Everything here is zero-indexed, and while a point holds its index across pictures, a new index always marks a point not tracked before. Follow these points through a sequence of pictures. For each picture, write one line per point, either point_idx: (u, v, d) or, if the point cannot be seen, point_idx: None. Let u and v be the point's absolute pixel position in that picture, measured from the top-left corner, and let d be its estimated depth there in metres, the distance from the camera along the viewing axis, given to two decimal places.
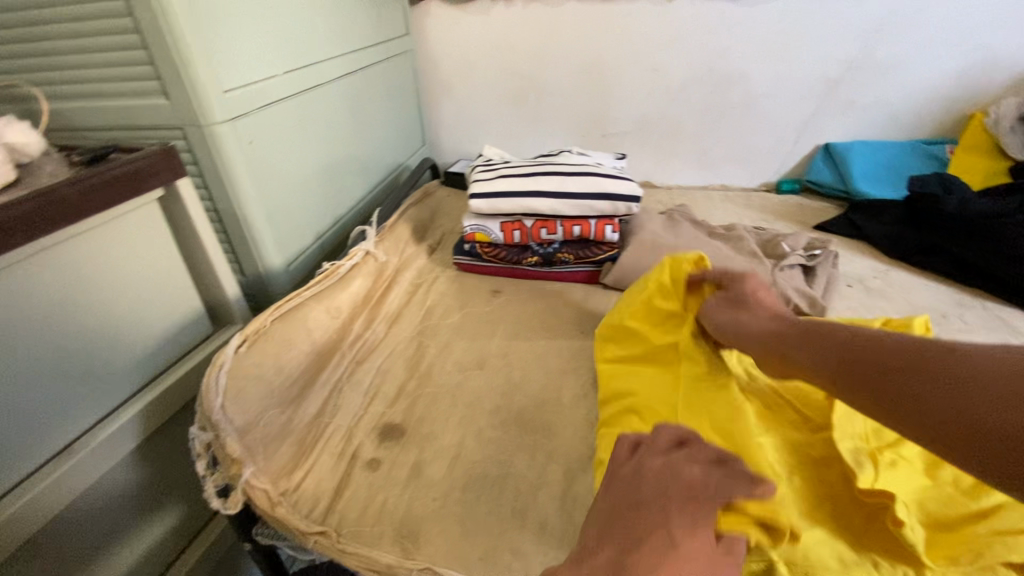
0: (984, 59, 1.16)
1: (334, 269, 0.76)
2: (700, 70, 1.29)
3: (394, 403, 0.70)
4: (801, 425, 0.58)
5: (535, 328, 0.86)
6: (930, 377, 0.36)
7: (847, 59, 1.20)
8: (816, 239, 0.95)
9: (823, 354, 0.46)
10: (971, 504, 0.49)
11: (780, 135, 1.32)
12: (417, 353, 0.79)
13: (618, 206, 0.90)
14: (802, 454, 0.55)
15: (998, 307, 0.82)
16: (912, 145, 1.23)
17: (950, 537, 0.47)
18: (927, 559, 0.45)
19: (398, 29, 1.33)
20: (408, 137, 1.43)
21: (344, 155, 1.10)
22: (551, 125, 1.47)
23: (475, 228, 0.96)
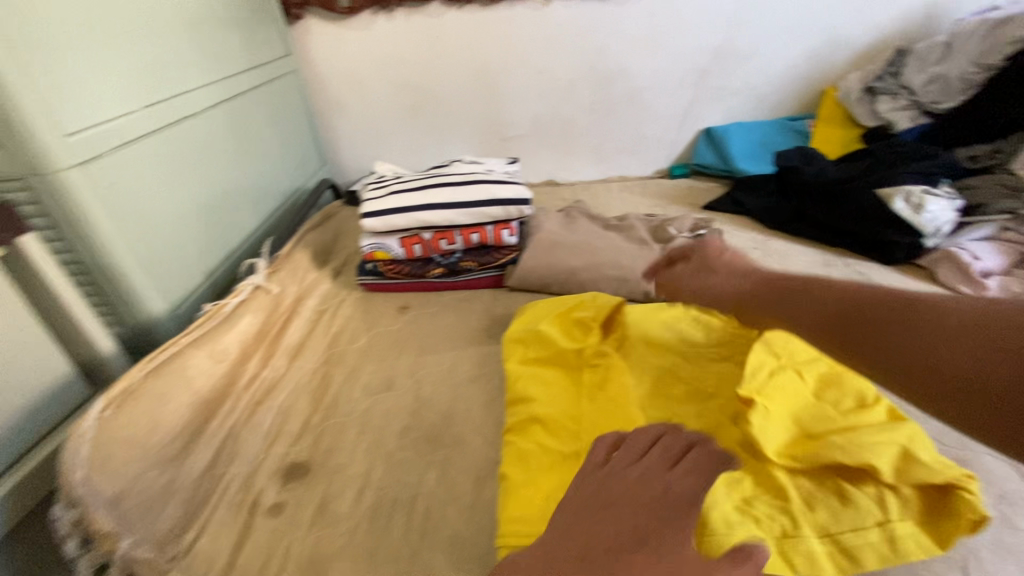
0: (827, 40, 1.28)
1: (217, 309, 0.73)
2: (584, 69, 1.33)
3: (298, 440, 0.67)
4: (690, 403, 0.63)
5: (444, 340, 0.85)
6: (912, 329, 0.47)
7: (712, 49, 1.29)
8: (700, 220, 1.01)
9: (809, 318, 0.57)
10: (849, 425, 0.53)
11: (664, 124, 1.40)
12: (322, 384, 0.76)
13: (510, 210, 0.92)
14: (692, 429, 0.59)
15: (859, 262, 0.91)
16: (779, 123, 1.35)
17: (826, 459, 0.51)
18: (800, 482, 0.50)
19: (278, 49, 1.28)
20: (304, 159, 1.38)
21: (229, 185, 1.04)
22: (450, 134, 1.47)
23: (373, 247, 0.94)
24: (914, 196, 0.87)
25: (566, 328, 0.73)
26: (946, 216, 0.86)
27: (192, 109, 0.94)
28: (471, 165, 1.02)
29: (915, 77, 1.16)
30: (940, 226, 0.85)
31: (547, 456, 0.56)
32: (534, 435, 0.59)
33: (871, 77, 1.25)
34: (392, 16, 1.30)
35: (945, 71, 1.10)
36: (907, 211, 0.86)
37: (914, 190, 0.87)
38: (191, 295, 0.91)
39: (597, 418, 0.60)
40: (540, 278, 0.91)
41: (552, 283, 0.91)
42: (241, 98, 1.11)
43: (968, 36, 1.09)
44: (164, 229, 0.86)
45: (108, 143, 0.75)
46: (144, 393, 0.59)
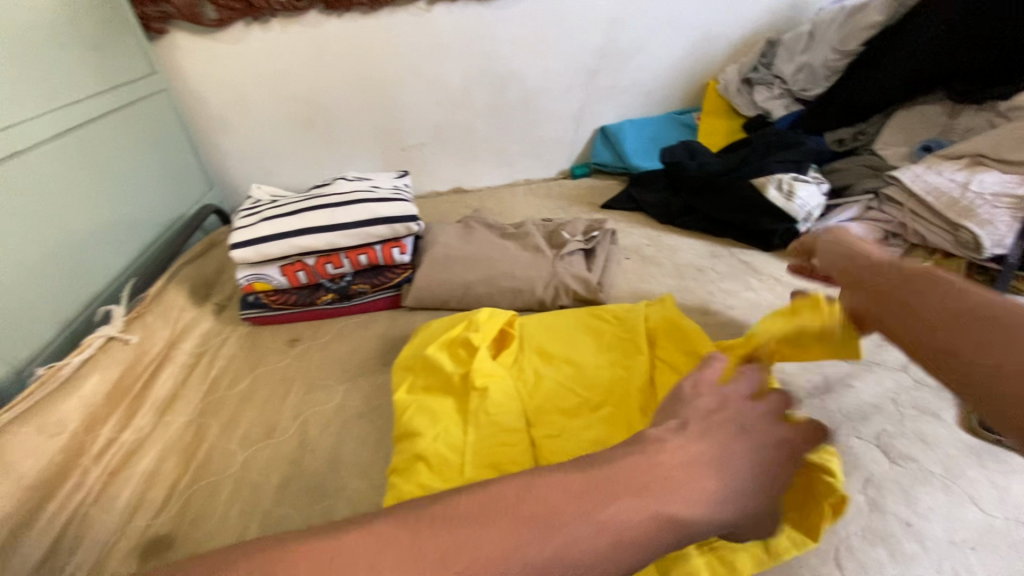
0: (706, 36, 1.33)
1: (54, 372, 0.64)
2: (475, 74, 1.31)
3: (162, 510, 0.60)
4: (580, 417, 0.62)
5: (335, 373, 0.80)
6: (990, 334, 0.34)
7: (599, 49, 1.30)
8: (594, 221, 1.02)
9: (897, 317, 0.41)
10: None
11: (562, 125, 1.41)
12: (195, 439, 0.69)
13: (397, 228, 0.88)
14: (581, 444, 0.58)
15: (743, 251, 0.94)
16: (669, 117, 1.39)
17: None
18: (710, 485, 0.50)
19: (140, 67, 1.16)
20: (185, 184, 1.27)
21: (86, 223, 0.93)
22: (345, 148, 1.40)
23: (252, 278, 0.87)
24: (784, 184, 0.90)
25: (454, 351, 0.71)
26: (815, 201, 0.90)
27: (24, 143, 0.83)
28: (356, 181, 0.97)
29: (787, 66, 1.23)
30: (810, 211, 0.89)
31: (428, 494, 0.53)
32: (417, 472, 0.56)
33: (748, 68, 1.30)
34: (266, 27, 1.22)
35: (811, 59, 1.17)
36: (780, 199, 0.90)
37: (785, 178, 0.91)
38: (43, 352, 0.81)
39: (480, 444, 0.58)
40: (435, 295, 0.88)
41: (448, 299, 0.88)
42: (95, 124, 1.00)
43: (828, 23, 1.14)
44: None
45: None
46: None
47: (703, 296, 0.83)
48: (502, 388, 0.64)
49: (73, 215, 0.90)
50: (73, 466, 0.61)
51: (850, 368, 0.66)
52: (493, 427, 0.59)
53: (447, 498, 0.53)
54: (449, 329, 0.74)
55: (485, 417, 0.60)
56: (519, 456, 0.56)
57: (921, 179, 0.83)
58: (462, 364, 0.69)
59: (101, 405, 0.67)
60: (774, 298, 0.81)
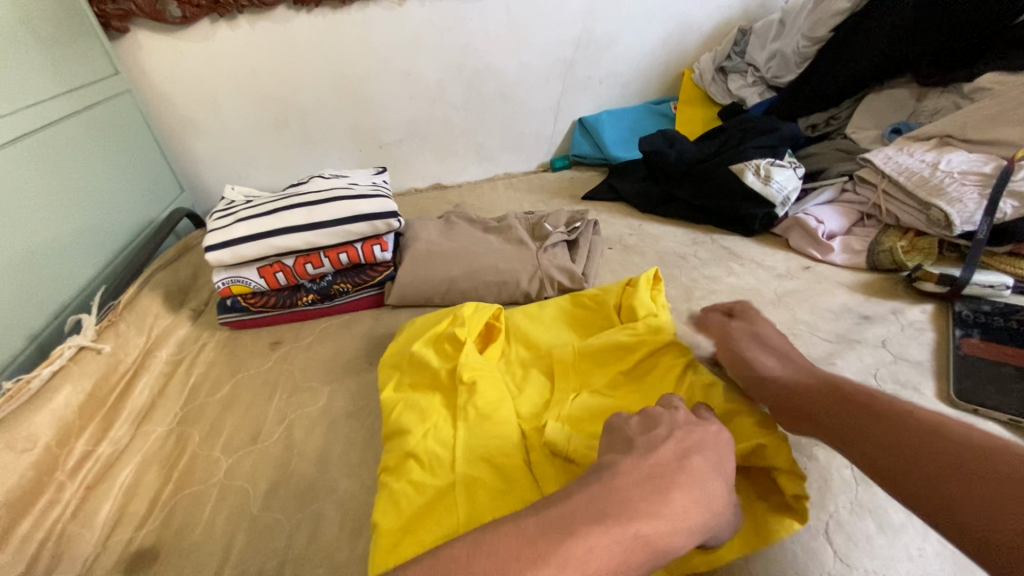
0: (680, 25, 1.33)
1: (22, 385, 0.62)
2: (451, 68, 1.30)
3: (145, 521, 0.58)
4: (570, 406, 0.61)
5: (319, 374, 0.78)
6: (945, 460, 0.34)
7: (574, 41, 1.30)
8: (577, 212, 1.02)
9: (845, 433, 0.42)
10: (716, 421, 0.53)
11: (540, 118, 1.40)
12: (176, 448, 0.67)
13: (377, 224, 0.86)
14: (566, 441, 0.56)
15: (724, 237, 0.95)
16: (646, 107, 1.40)
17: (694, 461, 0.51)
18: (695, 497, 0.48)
19: (103, 67, 1.12)
20: (155, 188, 1.22)
21: (51, 230, 0.89)
22: (321, 146, 1.38)
23: (229, 281, 0.84)
24: (762, 169, 0.91)
25: (439, 346, 0.70)
26: (793, 185, 0.91)
27: None
28: (333, 179, 0.95)
29: (759, 54, 1.25)
30: (787, 195, 0.91)
31: (421, 492, 0.53)
32: (410, 470, 0.55)
33: (721, 57, 1.32)
34: (234, 24, 1.18)
35: (782, 47, 1.18)
36: (758, 183, 0.91)
37: (762, 163, 0.92)
38: (10, 365, 0.77)
39: (471, 439, 0.57)
40: (419, 292, 0.87)
41: (433, 295, 0.87)
42: (56, 127, 0.96)
43: (797, 11, 1.16)
44: None
45: None
46: None
47: (687, 283, 0.84)
48: (489, 382, 0.63)
49: (37, 223, 0.87)
50: (47, 482, 0.58)
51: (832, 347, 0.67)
52: (482, 421, 0.59)
53: (441, 494, 0.53)
54: (435, 326, 0.73)
55: (474, 411, 0.60)
56: (510, 448, 0.56)
57: (894, 160, 0.85)
58: (449, 360, 0.68)
59: (74, 418, 0.65)
60: (756, 282, 0.82)
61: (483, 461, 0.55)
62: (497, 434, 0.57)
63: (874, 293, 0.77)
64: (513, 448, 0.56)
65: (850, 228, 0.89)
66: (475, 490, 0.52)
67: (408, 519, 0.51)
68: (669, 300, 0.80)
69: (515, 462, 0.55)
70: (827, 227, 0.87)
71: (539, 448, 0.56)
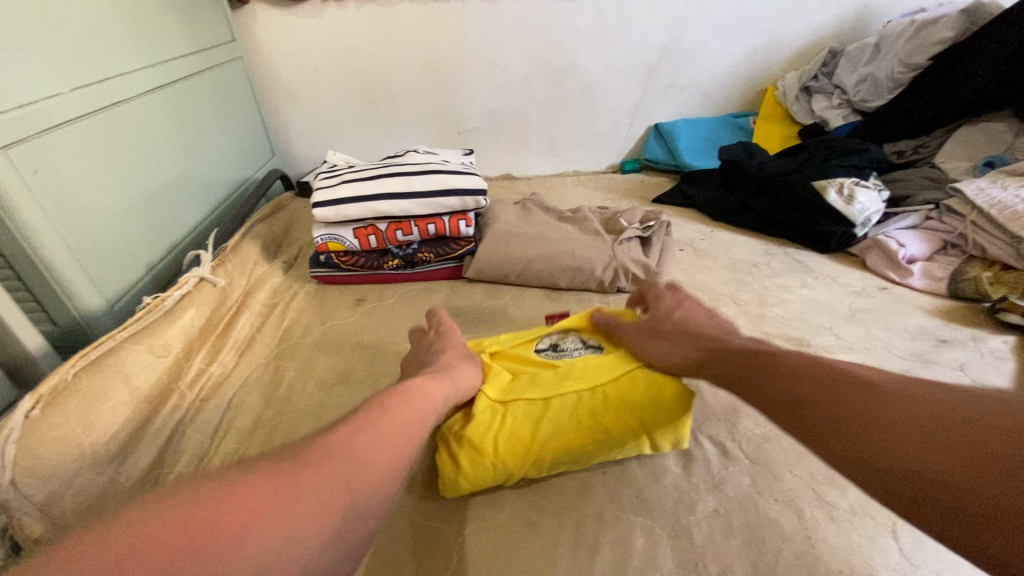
0: (769, 41, 1.35)
1: (157, 302, 0.70)
2: (538, 62, 1.34)
3: (249, 436, 0.64)
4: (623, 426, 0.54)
5: (401, 332, 0.83)
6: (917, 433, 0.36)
7: (662, 47, 1.33)
8: (650, 212, 1.05)
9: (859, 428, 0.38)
10: (594, 393, 0.55)
11: (617, 119, 1.44)
12: (274, 378, 0.74)
13: (467, 201, 0.91)
14: (584, 404, 0.54)
15: (798, 253, 0.97)
16: (725, 119, 1.42)
17: (572, 382, 0.56)
18: (570, 367, 0.59)
19: (221, 33, 1.17)
20: (253, 147, 1.29)
21: (170, 174, 0.96)
22: (404, 127, 1.42)
23: (327, 238, 0.91)
24: (845, 188, 0.93)
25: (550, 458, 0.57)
26: (874, 207, 0.92)
27: (128, 93, 0.86)
28: (426, 155, 1.01)
29: (848, 77, 1.25)
30: (869, 216, 0.92)
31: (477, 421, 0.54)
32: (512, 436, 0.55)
33: (807, 76, 1.33)
34: (343, 4, 1.23)
35: (875, 71, 1.18)
36: (840, 203, 0.92)
37: (847, 182, 0.94)
38: (130, 291, 0.84)
39: (544, 437, 0.53)
40: (497, 269, 0.91)
41: (509, 273, 0.91)
42: (185, 82, 1.03)
43: (896, 36, 1.16)
44: (102, 224, 0.79)
45: (30, 127, 0.67)
46: (74, 391, 0.54)
47: (759, 290, 0.87)
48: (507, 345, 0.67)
49: (163, 168, 0.94)
50: (171, 389, 0.66)
51: (906, 364, 0.69)
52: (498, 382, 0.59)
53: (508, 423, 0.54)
54: None
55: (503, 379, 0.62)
56: (555, 381, 0.57)
57: (985, 193, 0.85)
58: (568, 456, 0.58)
59: (195, 337, 0.73)
60: (831, 297, 0.84)
61: (524, 429, 0.53)
62: (552, 417, 0.54)
63: (953, 320, 0.78)
64: (550, 376, 0.58)
65: (931, 255, 0.90)
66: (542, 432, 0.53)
67: (464, 448, 0.52)
68: (741, 304, 0.83)
69: (603, 427, 0.53)
70: (907, 251, 0.88)
71: (587, 403, 0.54)
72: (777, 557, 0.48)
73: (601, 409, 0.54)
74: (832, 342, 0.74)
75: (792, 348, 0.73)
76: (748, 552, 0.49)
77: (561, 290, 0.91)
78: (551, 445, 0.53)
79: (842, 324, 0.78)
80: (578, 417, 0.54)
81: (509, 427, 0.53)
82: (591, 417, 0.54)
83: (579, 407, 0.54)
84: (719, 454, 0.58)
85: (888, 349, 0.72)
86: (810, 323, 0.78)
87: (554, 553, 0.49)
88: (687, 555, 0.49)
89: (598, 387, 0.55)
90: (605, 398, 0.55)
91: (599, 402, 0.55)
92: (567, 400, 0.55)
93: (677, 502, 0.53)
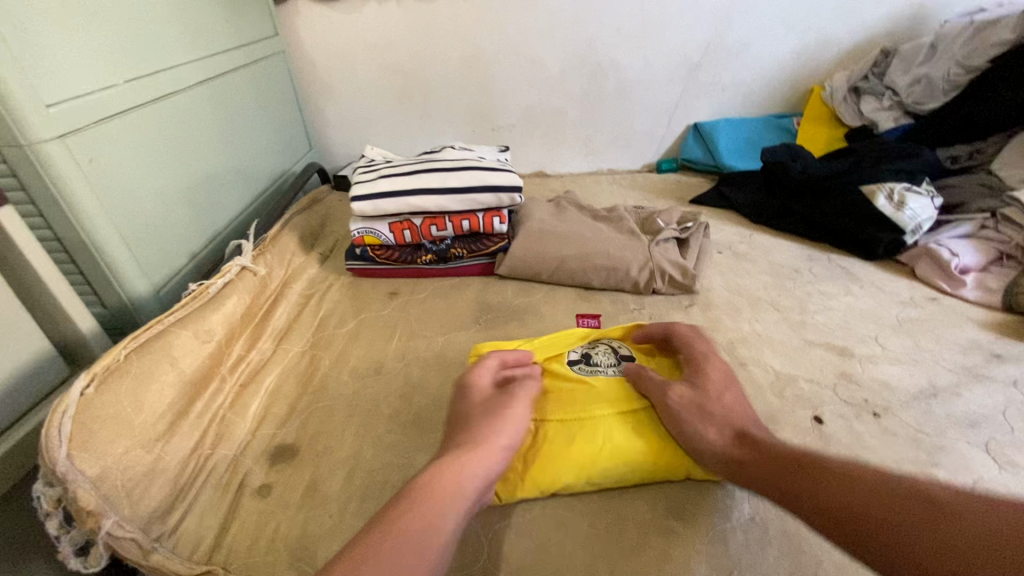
0: (816, 40, 1.31)
1: (202, 289, 0.72)
2: (576, 59, 1.33)
3: (285, 423, 0.66)
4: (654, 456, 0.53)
5: (434, 326, 0.84)
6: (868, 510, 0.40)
7: (703, 45, 1.31)
8: (688, 213, 1.03)
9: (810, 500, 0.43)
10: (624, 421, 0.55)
11: (655, 118, 1.42)
12: (310, 367, 0.75)
13: (502, 197, 0.91)
14: (617, 431, 0.54)
15: (841, 259, 0.94)
16: (767, 120, 1.38)
17: (602, 406, 0.56)
18: (603, 389, 0.58)
19: (265, 29, 1.20)
20: (293, 140, 1.31)
21: (214, 164, 0.98)
22: (439, 122, 1.43)
23: (364, 231, 0.93)
24: (896, 193, 0.90)
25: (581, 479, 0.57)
26: (926, 214, 0.89)
27: (178, 85, 0.89)
28: (463, 151, 1.02)
29: (901, 78, 1.20)
30: (920, 223, 0.89)
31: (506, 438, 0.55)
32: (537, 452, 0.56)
33: (857, 77, 1.29)
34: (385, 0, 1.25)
35: (930, 72, 1.13)
36: (890, 209, 0.90)
37: (898, 187, 0.90)
38: (174, 277, 0.87)
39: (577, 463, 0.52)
40: (530, 267, 0.91)
41: (542, 271, 0.91)
42: (230, 75, 1.05)
43: (954, 37, 1.11)
44: (150, 211, 0.82)
45: (88, 117, 0.70)
46: (126, 371, 0.56)
47: (800, 296, 0.84)
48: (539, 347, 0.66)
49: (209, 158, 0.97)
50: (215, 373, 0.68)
51: (956, 378, 0.67)
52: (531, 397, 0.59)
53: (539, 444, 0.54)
54: None
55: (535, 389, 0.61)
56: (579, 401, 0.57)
57: None
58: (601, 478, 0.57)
59: (237, 324, 0.75)
60: (876, 307, 0.81)
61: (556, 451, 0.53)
62: (584, 441, 0.53)
63: (1007, 333, 0.74)
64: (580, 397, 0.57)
65: (986, 266, 0.86)
66: (569, 455, 0.52)
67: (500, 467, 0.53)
68: (781, 310, 0.81)
69: (614, 459, 0.53)
70: (961, 261, 0.84)
71: (618, 433, 0.54)
72: (817, 570, 0.47)
73: (635, 440, 0.54)
74: (876, 352, 0.72)
75: (834, 358, 0.71)
76: (786, 563, 0.48)
77: (595, 290, 0.90)
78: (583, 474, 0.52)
79: (888, 333, 0.76)
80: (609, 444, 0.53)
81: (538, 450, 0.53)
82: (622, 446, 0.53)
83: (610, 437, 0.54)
84: None
85: (937, 362, 0.70)
86: (854, 333, 0.76)
87: (590, 550, 0.49)
88: (723, 563, 0.48)
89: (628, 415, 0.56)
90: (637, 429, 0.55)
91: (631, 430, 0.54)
92: (597, 427, 0.54)
93: (714, 509, 0.52)
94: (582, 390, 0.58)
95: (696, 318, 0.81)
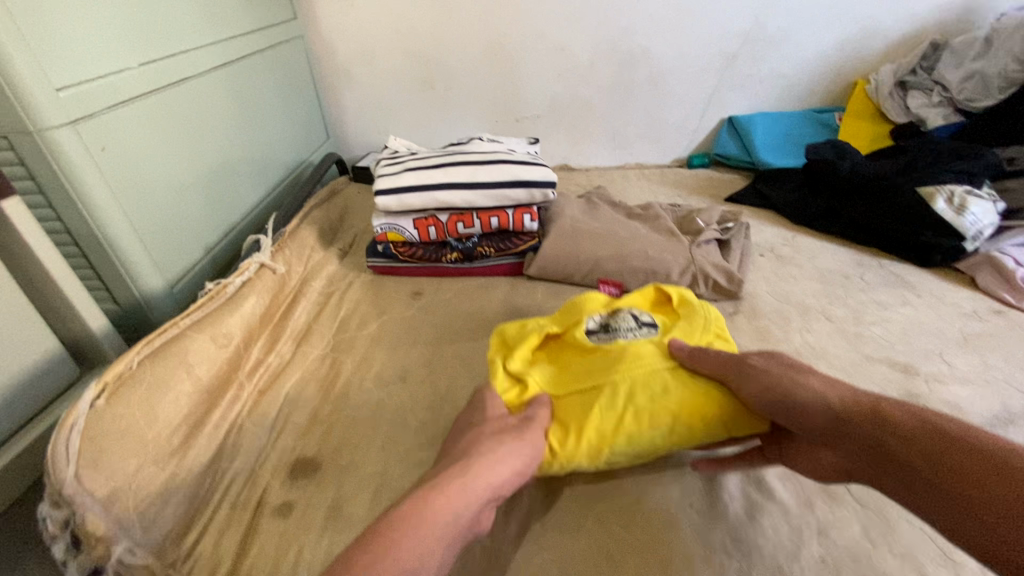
0: (862, 30, 1.24)
1: (219, 289, 0.68)
2: (607, 47, 1.27)
3: (306, 433, 0.62)
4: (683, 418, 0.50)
5: (462, 330, 0.79)
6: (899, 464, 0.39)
7: (742, 34, 1.24)
8: (727, 213, 0.98)
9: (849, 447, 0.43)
10: (645, 373, 0.53)
11: (687, 110, 1.36)
12: (331, 372, 0.71)
13: (534, 193, 0.86)
14: (639, 392, 0.52)
15: (894, 265, 0.88)
16: (806, 114, 1.31)
17: (620, 366, 0.54)
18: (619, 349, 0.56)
19: (283, 12, 1.15)
20: (310, 129, 1.26)
21: (230, 154, 0.94)
22: (461, 111, 1.37)
23: (387, 227, 0.88)
24: (957, 197, 0.83)
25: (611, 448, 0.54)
26: (986, 220, 0.82)
27: (194, 70, 0.84)
28: (491, 144, 0.97)
29: (952, 72, 1.12)
30: (981, 229, 0.82)
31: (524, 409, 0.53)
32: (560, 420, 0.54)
33: (903, 71, 1.21)
34: None
35: (985, 67, 1.06)
36: (949, 212, 0.83)
37: (958, 190, 0.84)
38: (189, 273, 0.83)
39: (601, 417, 0.50)
40: (562, 268, 0.86)
41: (574, 273, 0.86)
42: (248, 60, 1.01)
43: (1012, 30, 1.04)
44: (164, 203, 0.77)
45: (100, 102, 0.66)
46: (138, 380, 0.52)
47: (853, 306, 0.79)
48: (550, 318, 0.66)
49: (225, 146, 0.92)
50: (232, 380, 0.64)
51: None
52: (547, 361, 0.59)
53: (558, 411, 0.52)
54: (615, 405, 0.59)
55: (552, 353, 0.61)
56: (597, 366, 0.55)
57: None
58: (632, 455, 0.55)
59: (255, 325, 0.71)
60: (937, 319, 0.75)
61: (574, 420, 0.51)
62: (603, 407, 0.51)
63: None
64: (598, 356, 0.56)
65: None
66: (592, 413, 0.50)
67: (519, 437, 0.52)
68: (834, 321, 0.76)
69: (641, 418, 0.50)
70: None
71: (641, 391, 0.52)
72: None
73: (660, 402, 0.51)
74: (942, 370, 0.67)
75: (897, 376, 0.66)
76: None
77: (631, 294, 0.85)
78: (614, 437, 0.49)
79: (953, 349, 0.70)
80: (632, 407, 0.51)
81: (559, 419, 0.51)
82: (646, 406, 0.51)
83: (629, 397, 0.51)
84: (821, 492, 0.52)
85: (1010, 383, 0.65)
86: (916, 348, 0.71)
87: None
88: None
89: (648, 376, 0.53)
90: (659, 391, 0.52)
91: (654, 390, 0.52)
92: (616, 390, 0.52)
93: (778, 546, 0.47)
94: (597, 356, 0.56)
95: (742, 327, 0.76)
